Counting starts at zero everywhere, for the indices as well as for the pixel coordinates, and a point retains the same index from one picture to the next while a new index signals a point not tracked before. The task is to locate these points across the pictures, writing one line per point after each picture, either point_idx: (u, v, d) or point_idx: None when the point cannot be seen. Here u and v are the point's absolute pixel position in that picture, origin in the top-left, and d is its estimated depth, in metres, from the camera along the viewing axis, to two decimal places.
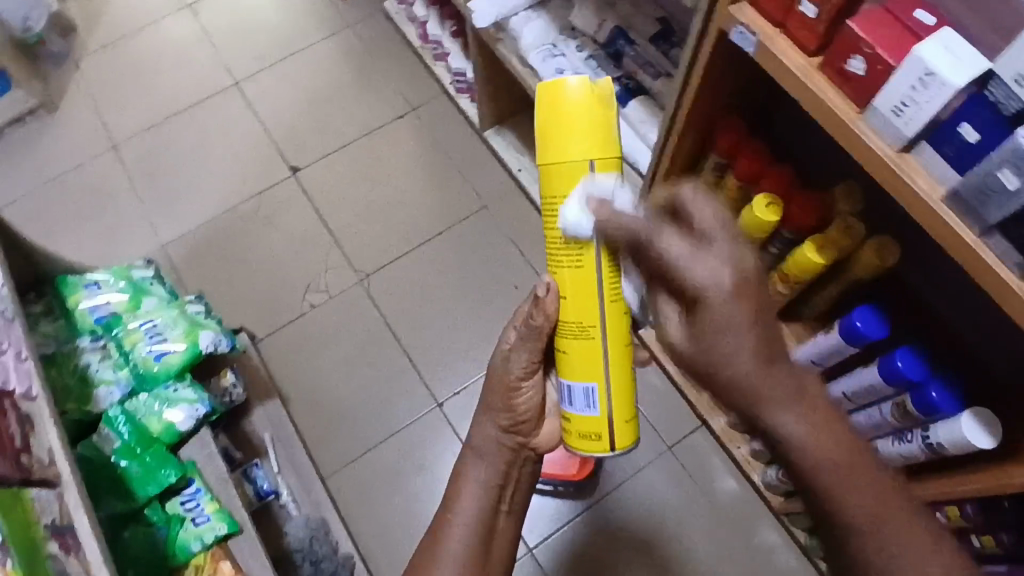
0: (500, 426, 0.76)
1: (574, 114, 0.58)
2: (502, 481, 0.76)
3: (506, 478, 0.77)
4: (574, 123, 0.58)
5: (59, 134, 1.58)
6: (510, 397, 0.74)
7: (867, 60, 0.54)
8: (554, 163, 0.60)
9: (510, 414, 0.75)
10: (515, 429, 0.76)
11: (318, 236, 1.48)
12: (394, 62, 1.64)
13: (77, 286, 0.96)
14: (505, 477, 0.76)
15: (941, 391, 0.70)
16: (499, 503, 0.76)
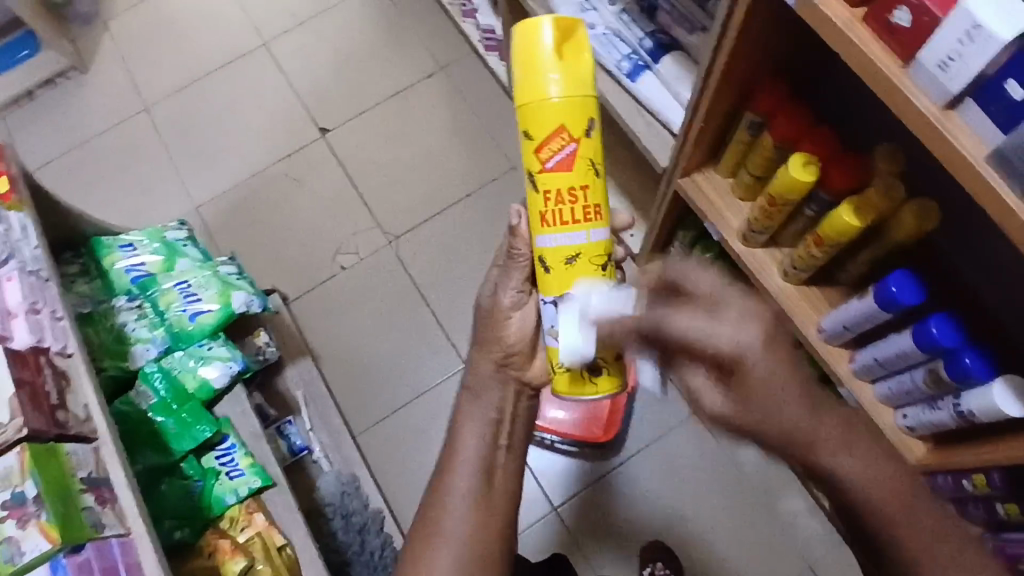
0: (493, 361, 0.73)
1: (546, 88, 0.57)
2: (499, 416, 0.73)
3: (502, 411, 0.73)
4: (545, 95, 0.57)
5: (93, 96, 1.61)
6: (499, 328, 0.72)
7: (913, 11, 0.51)
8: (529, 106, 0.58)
9: (500, 346, 0.72)
10: (508, 364, 0.73)
11: (347, 198, 1.49)
12: (423, 20, 1.61)
13: (112, 248, 0.98)
14: (500, 411, 0.73)
15: (975, 357, 0.69)
16: (498, 439, 0.72)
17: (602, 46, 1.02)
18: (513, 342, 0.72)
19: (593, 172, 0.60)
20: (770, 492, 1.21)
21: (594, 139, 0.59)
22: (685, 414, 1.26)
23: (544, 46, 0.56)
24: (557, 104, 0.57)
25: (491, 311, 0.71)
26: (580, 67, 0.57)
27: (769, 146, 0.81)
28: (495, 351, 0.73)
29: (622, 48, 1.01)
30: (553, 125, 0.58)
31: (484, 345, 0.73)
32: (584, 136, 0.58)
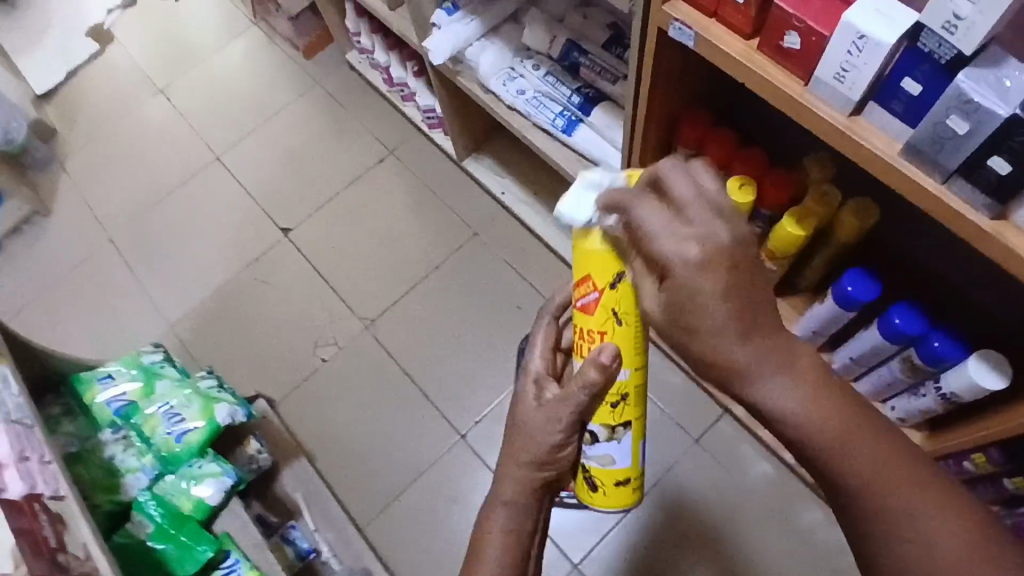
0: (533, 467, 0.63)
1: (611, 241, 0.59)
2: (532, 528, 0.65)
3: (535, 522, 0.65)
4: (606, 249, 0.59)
5: (57, 236, 1.62)
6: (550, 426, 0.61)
7: (801, 34, 0.54)
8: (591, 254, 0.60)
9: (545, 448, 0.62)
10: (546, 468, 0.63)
11: (320, 291, 1.50)
12: (366, 109, 1.67)
13: (92, 381, 0.98)
14: (534, 524, 0.65)
15: (943, 339, 0.71)
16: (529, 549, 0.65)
17: (533, 107, 1.08)
18: (565, 437, 0.62)
19: (619, 323, 0.63)
20: (786, 507, 1.20)
21: (621, 292, 0.61)
22: (687, 444, 1.25)
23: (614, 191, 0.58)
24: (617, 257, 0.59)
25: (526, 421, 0.63)
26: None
27: None
28: (534, 462, 0.62)
29: (554, 107, 1.06)
30: (586, 275, 0.61)
31: (514, 456, 0.63)
32: (608, 287, 0.61)
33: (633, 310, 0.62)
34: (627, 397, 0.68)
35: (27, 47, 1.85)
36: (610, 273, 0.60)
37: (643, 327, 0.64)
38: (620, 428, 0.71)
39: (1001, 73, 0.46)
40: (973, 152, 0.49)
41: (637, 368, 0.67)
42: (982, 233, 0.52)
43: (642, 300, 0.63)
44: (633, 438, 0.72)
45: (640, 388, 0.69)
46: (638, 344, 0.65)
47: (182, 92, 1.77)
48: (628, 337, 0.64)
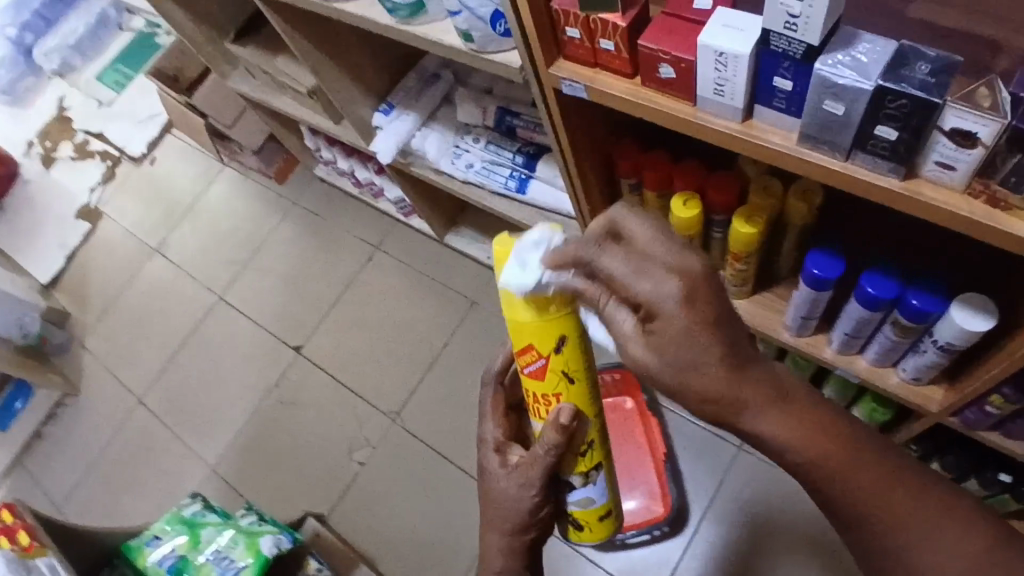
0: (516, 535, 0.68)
1: (547, 304, 0.59)
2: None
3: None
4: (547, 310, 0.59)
5: (90, 411, 1.70)
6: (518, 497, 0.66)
7: (671, 64, 0.57)
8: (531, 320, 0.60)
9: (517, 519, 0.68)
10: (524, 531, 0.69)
11: (342, 397, 1.54)
12: (345, 214, 1.75)
13: (141, 546, 1.02)
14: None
15: (920, 295, 0.71)
16: None
17: (485, 176, 1.13)
18: (538, 499, 0.67)
19: (573, 381, 0.64)
20: None
21: (566, 352, 0.62)
22: (731, 452, 1.24)
23: None
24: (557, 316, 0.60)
25: (498, 494, 0.68)
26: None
27: (654, 199, 0.87)
28: (516, 529, 0.68)
29: (503, 171, 1.10)
30: (527, 343, 0.62)
31: (496, 528, 0.69)
32: (552, 352, 0.62)
33: (580, 365, 0.64)
34: (593, 447, 0.69)
35: (24, 243, 1.97)
36: (552, 335, 0.61)
37: (591, 375, 0.67)
38: (590, 472, 0.71)
39: (855, 50, 0.49)
40: (860, 124, 0.51)
41: (597, 414, 0.69)
42: (898, 195, 0.54)
43: (587, 354, 0.65)
44: (605, 477, 0.73)
45: (603, 429, 0.71)
46: (590, 393, 0.67)
47: (176, 246, 1.87)
48: (580, 391, 0.66)
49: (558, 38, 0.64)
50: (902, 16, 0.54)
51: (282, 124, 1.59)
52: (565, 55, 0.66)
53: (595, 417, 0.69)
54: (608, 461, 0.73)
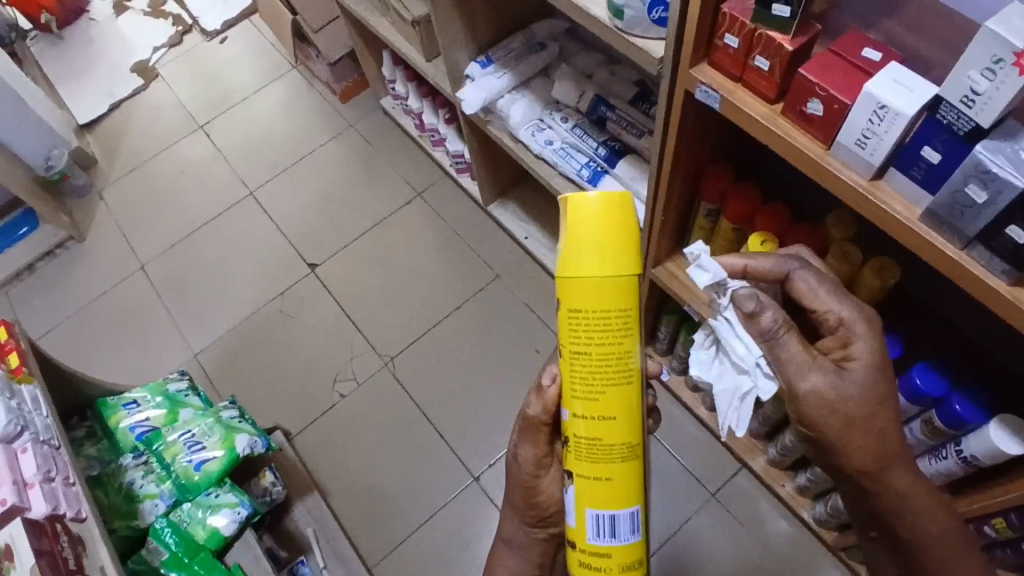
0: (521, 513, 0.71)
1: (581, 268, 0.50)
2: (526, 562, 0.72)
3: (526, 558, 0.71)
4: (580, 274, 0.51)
5: (90, 262, 1.68)
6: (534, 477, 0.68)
7: (823, 101, 0.56)
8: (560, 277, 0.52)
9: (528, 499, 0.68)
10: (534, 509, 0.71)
11: (342, 327, 1.53)
12: (396, 152, 1.73)
13: (116, 406, 1.00)
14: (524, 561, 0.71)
15: (964, 402, 0.71)
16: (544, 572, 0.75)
17: (560, 158, 1.11)
18: (535, 478, 0.68)
19: (563, 353, 0.55)
20: (804, 568, 1.17)
21: (560, 322, 0.54)
22: (703, 497, 1.24)
23: (588, 209, 0.50)
24: (588, 283, 0.51)
25: (518, 474, 0.69)
26: (595, 242, 0.50)
27: (729, 229, 0.86)
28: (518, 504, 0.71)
29: (580, 158, 1.09)
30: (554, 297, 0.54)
31: None
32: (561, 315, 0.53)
33: (573, 343, 0.53)
34: (570, 442, 0.56)
35: (73, 79, 1.94)
36: (573, 300, 0.52)
37: (598, 364, 0.53)
38: (565, 475, 0.58)
39: (1018, 146, 0.48)
40: (994, 218, 0.50)
41: (590, 413, 0.54)
42: (1002, 299, 0.53)
43: (595, 334, 0.52)
44: (580, 497, 0.56)
45: (602, 440, 0.55)
46: (584, 379, 0.54)
47: (221, 129, 1.84)
48: (571, 367, 0.54)
49: (711, 42, 0.64)
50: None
51: (366, 44, 1.57)
52: (710, 61, 0.65)
53: (582, 413, 0.55)
54: (597, 482, 0.55)
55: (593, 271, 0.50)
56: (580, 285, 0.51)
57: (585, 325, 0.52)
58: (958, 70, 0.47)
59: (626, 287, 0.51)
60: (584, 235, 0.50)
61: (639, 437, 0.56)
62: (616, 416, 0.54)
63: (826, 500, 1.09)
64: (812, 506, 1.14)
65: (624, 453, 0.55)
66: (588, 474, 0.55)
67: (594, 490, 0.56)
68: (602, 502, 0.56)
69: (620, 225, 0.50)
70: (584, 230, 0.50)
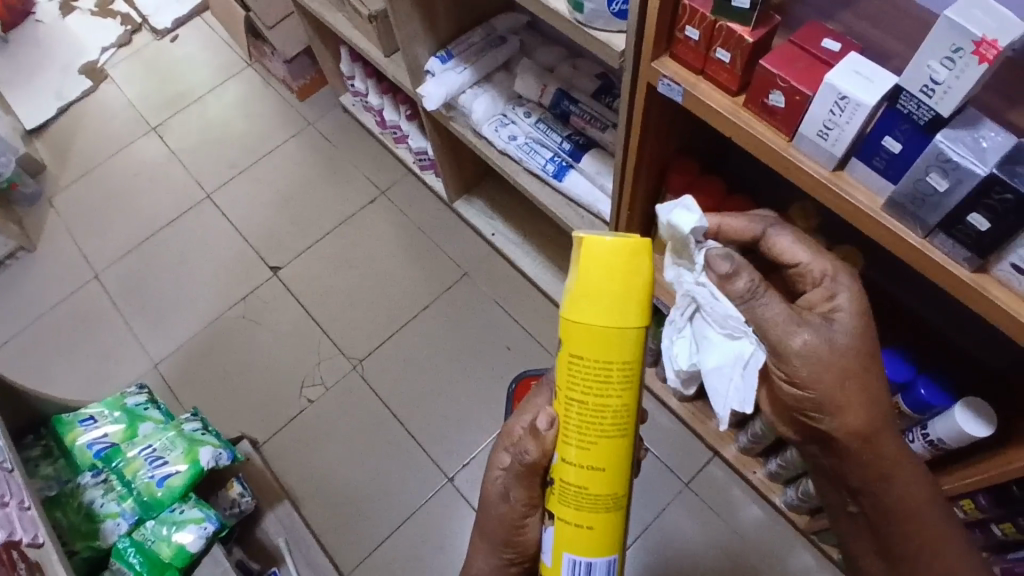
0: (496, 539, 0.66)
1: (587, 312, 0.49)
2: None
3: None
4: (587, 319, 0.49)
5: (42, 272, 1.61)
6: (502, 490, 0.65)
7: (785, 93, 0.56)
8: (565, 317, 0.50)
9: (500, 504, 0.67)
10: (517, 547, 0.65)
11: (308, 330, 1.49)
12: (359, 150, 1.70)
13: (73, 423, 0.96)
14: None
15: (929, 387, 0.74)
16: None
17: (525, 153, 1.10)
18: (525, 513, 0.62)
19: (559, 395, 0.53)
20: (777, 552, 1.18)
21: (561, 366, 0.52)
22: (678, 488, 1.24)
23: (598, 256, 0.48)
24: (591, 329, 0.49)
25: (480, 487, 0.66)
26: (605, 291, 0.48)
27: None
28: (503, 537, 0.64)
29: (545, 153, 1.08)
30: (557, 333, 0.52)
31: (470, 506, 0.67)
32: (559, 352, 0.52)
33: (570, 389, 0.52)
34: (556, 484, 0.55)
35: (19, 82, 1.86)
36: (576, 342, 0.50)
37: (593, 415, 0.51)
38: (548, 515, 0.57)
39: (977, 134, 0.48)
40: (954, 207, 0.50)
41: (577, 461, 0.53)
42: (965, 286, 0.54)
43: (589, 383, 0.51)
44: (558, 540, 0.56)
45: (586, 490, 0.53)
46: (580, 429, 0.52)
47: (175, 130, 1.79)
48: (569, 414, 0.53)
49: (672, 35, 0.63)
50: (1003, 117, 0.51)
51: (323, 40, 1.53)
52: (671, 53, 0.64)
53: (571, 460, 0.53)
54: (578, 529, 0.55)
55: (595, 319, 0.49)
56: (583, 333, 0.49)
57: (581, 373, 0.51)
58: (918, 59, 0.47)
59: (630, 338, 0.49)
60: (591, 282, 0.48)
61: (624, 487, 0.55)
62: (603, 467, 0.53)
63: (796, 486, 1.10)
64: (784, 492, 1.15)
65: (609, 504, 0.54)
66: (569, 520, 0.55)
67: (574, 538, 0.55)
68: (580, 548, 0.55)
69: (626, 276, 0.48)
70: (593, 276, 0.48)
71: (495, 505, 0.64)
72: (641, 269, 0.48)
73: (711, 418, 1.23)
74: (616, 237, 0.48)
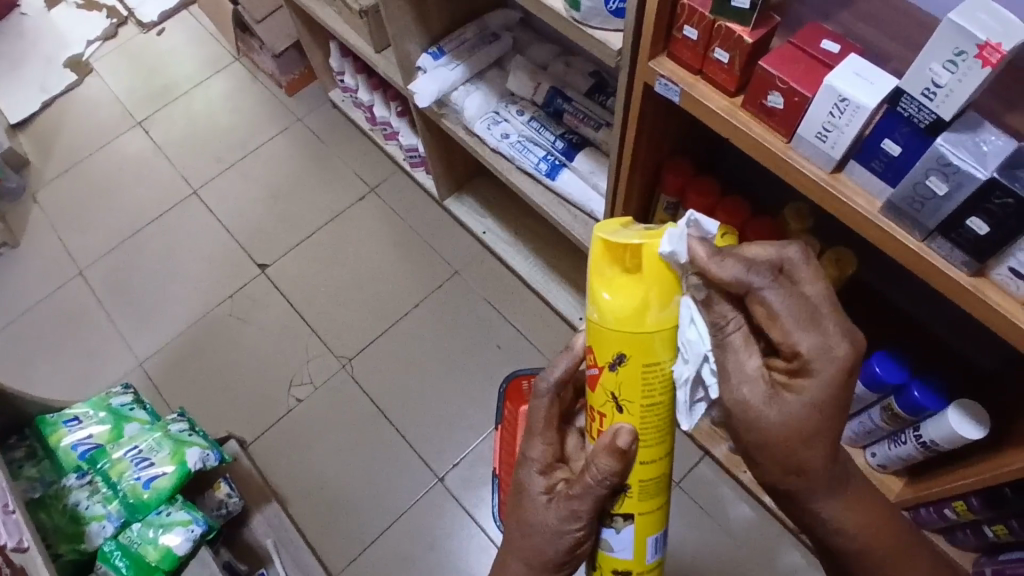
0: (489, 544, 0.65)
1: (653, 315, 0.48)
2: None
3: None
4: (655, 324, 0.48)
5: (24, 269, 1.58)
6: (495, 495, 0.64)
7: (783, 94, 0.56)
8: (628, 327, 0.48)
9: None
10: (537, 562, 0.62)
11: (297, 328, 1.48)
12: (348, 146, 1.68)
13: (56, 424, 0.94)
14: None
15: (922, 389, 0.73)
16: None
17: (518, 151, 1.09)
18: (525, 521, 0.61)
19: (622, 403, 0.53)
20: (767, 551, 1.18)
21: (625, 377, 0.51)
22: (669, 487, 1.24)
23: (655, 256, 0.47)
24: (661, 330, 0.49)
25: None
26: (663, 290, 0.48)
27: None
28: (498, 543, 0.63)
29: (538, 151, 1.07)
30: (607, 346, 0.50)
31: None
32: (620, 364, 0.51)
33: (646, 397, 0.52)
34: (633, 487, 0.57)
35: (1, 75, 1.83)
36: (646, 349, 0.49)
37: (660, 410, 0.53)
38: (620, 518, 0.58)
39: (977, 138, 0.48)
40: (954, 211, 0.50)
41: (654, 457, 0.55)
42: (963, 290, 0.53)
43: (664, 381, 0.52)
44: (639, 532, 0.59)
45: (659, 476, 0.57)
46: (658, 428, 0.54)
47: (161, 125, 1.76)
48: (645, 418, 0.53)
49: (669, 35, 0.63)
50: (1003, 121, 0.51)
51: (312, 35, 1.51)
52: (669, 53, 0.64)
53: (645, 459, 0.55)
54: (654, 511, 0.59)
55: (663, 321, 0.48)
56: (636, 338, 0.49)
57: (656, 376, 0.51)
58: (920, 62, 0.47)
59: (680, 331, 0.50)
60: (640, 287, 0.48)
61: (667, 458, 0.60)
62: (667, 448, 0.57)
63: None
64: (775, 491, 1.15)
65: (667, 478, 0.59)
66: (648, 508, 0.58)
67: (652, 520, 0.59)
68: (655, 525, 0.60)
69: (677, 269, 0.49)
70: (644, 279, 0.48)
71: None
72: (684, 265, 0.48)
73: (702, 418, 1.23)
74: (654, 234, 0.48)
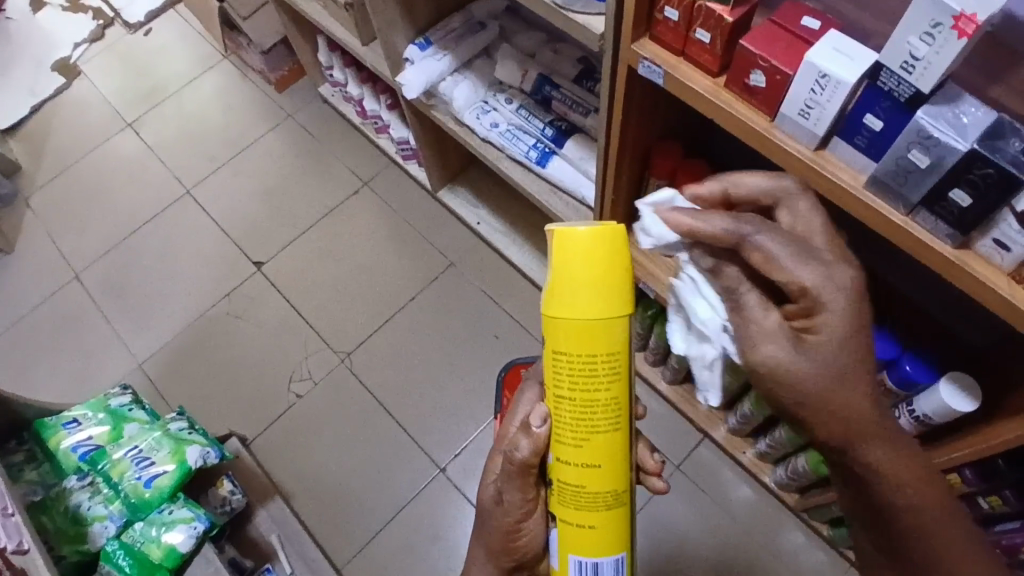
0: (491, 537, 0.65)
1: (573, 304, 0.47)
2: None
3: None
4: (574, 311, 0.47)
5: (19, 274, 1.58)
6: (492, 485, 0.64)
7: (766, 72, 0.56)
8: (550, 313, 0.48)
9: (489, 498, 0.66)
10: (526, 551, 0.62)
11: (294, 324, 1.48)
12: (340, 140, 1.68)
13: (56, 427, 0.95)
14: None
15: (914, 363, 0.74)
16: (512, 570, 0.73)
17: (507, 140, 1.09)
18: (519, 519, 0.60)
19: (548, 394, 0.51)
20: (768, 531, 1.19)
21: (546, 362, 0.51)
22: (669, 470, 1.25)
23: (576, 246, 0.46)
24: (582, 321, 0.47)
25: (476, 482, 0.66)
26: (586, 279, 0.46)
27: None
28: (496, 538, 0.63)
29: (527, 139, 1.07)
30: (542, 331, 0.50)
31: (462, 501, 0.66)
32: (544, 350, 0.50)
33: (558, 385, 0.50)
34: (556, 485, 0.54)
35: None
36: (566, 340, 0.48)
37: (580, 411, 0.50)
38: (551, 517, 0.56)
39: (958, 110, 0.48)
40: (936, 182, 0.50)
41: (576, 459, 0.51)
42: (948, 263, 0.54)
43: (582, 376, 0.49)
44: (563, 543, 0.54)
45: (585, 487, 0.52)
46: (576, 426, 0.50)
47: (151, 126, 1.75)
48: (563, 411, 0.51)
49: (651, 16, 0.62)
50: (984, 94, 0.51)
51: (300, 30, 1.51)
52: (651, 35, 0.64)
53: (564, 457, 0.52)
54: (581, 529, 0.53)
55: (583, 310, 0.47)
56: (554, 326, 0.48)
57: (572, 367, 0.49)
58: (897, 34, 0.46)
59: (609, 327, 0.47)
60: (563, 274, 0.47)
61: (625, 485, 0.53)
62: (600, 463, 0.51)
63: (786, 466, 1.10)
64: (773, 471, 1.15)
65: (608, 501, 0.52)
66: (573, 520, 0.53)
67: (576, 538, 0.53)
68: (585, 549, 0.53)
69: (609, 262, 0.47)
70: (564, 269, 0.47)
71: (489, 499, 0.64)
72: (609, 256, 0.47)
73: (700, 401, 1.23)
74: (592, 225, 0.47)
